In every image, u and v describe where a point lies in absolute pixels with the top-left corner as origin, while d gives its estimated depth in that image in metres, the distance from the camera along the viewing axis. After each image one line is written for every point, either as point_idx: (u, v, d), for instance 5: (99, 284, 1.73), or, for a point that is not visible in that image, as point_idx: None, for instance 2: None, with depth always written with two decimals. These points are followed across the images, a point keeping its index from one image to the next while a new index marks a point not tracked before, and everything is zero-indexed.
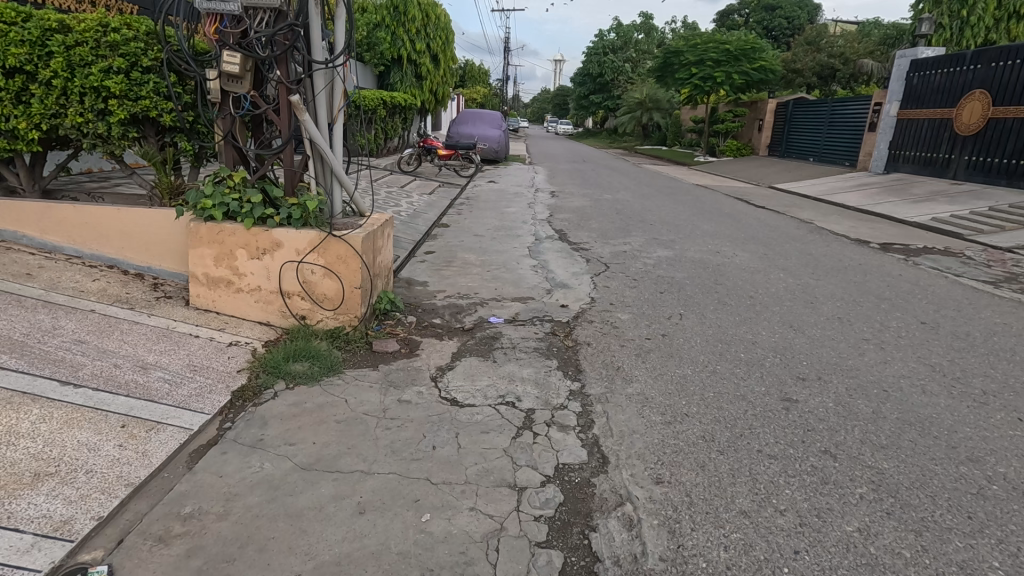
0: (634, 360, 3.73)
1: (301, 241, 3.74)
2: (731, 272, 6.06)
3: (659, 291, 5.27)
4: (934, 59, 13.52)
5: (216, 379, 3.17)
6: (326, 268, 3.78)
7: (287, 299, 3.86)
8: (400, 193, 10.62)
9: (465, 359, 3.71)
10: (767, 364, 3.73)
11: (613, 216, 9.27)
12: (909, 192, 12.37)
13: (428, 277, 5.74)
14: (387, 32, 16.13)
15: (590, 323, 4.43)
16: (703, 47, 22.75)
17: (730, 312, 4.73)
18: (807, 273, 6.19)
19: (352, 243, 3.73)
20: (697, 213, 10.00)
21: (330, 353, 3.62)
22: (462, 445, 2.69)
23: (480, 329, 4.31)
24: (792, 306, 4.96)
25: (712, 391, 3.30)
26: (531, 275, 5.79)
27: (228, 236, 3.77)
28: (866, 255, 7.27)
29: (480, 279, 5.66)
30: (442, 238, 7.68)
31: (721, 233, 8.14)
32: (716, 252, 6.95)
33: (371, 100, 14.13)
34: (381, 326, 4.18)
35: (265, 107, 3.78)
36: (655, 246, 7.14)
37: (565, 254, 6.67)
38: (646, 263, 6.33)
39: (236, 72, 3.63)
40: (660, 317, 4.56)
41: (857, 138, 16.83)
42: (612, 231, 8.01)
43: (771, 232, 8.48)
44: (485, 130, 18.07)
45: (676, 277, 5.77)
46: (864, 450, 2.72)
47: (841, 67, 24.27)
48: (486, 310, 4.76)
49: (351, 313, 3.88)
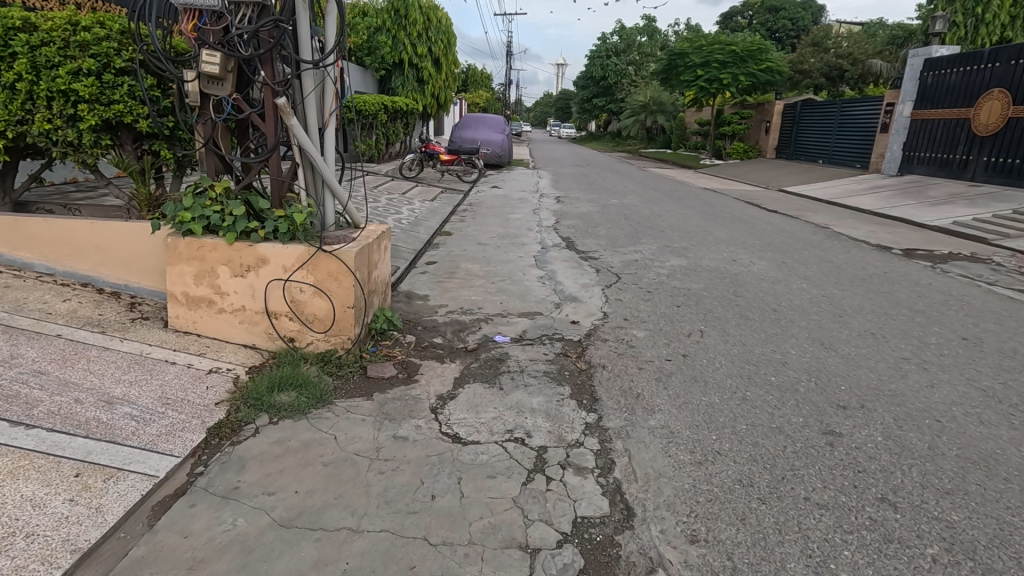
0: (655, 386, 3.39)
1: (288, 257, 3.42)
2: (750, 282, 5.72)
3: (676, 304, 4.93)
4: (949, 58, 13.17)
5: (190, 414, 2.84)
6: (316, 286, 3.47)
7: (274, 319, 3.55)
8: (401, 200, 10.33)
9: (469, 386, 3.37)
10: (801, 389, 3.38)
11: (621, 222, 8.94)
12: (926, 194, 11.99)
13: (429, 290, 5.42)
14: (388, 35, 15.89)
15: (604, 342, 4.09)
16: (709, 48, 22.45)
17: (754, 327, 4.39)
18: (831, 282, 5.83)
19: (344, 259, 3.41)
20: (709, 218, 9.66)
21: (321, 381, 3.29)
22: (465, 494, 2.36)
23: (485, 350, 3.98)
24: (820, 320, 4.62)
25: (744, 424, 2.95)
26: (538, 287, 5.46)
27: (209, 252, 3.44)
28: (890, 262, 6.91)
29: (485, 292, 5.33)
30: (444, 247, 7.37)
31: (736, 239, 7.79)
32: (732, 260, 6.61)
33: (372, 105, 13.85)
34: (377, 348, 3.86)
35: (249, 111, 3.47)
36: (667, 254, 6.80)
37: (573, 263, 6.34)
38: (659, 273, 5.99)
39: (217, 73, 3.30)
40: (679, 334, 4.21)
41: (869, 140, 16.46)
42: (621, 238, 7.68)
43: (787, 238, 8.13)
44: (488, 134, 17.77)
45: (692, 288, 5.44)
46: (926, 497, 2.38)
47: (850, 67, 23.90)
48: (491, 328, 4.43)
49: (343, 335, 3.56)
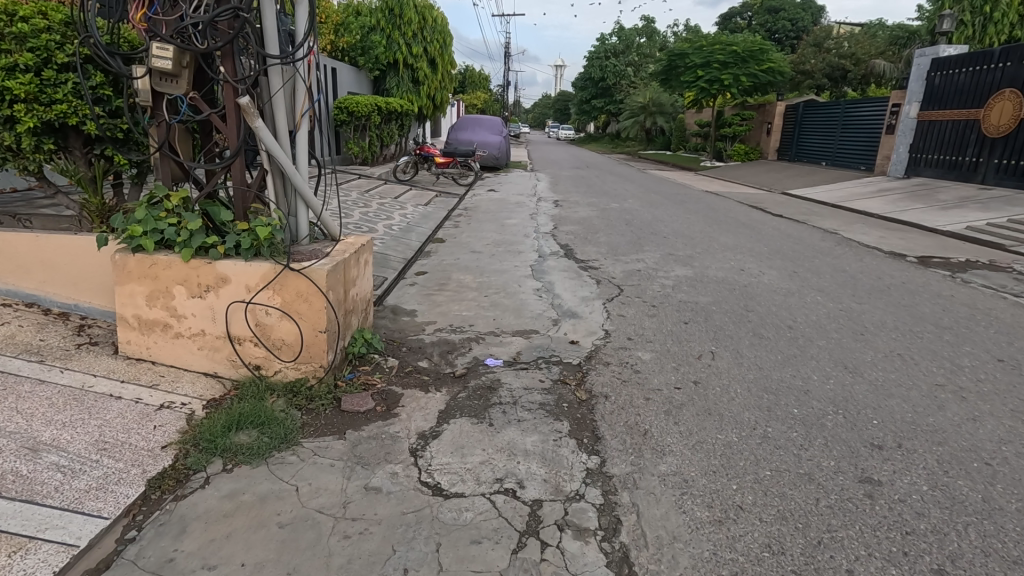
0: (665, 421, 3.01)
1: (251, 276, 3.05)
2: (760, 294, 5.36)
3: (683, 320, 4.57)
4: (957, 57, 12.82)
5: (128, 461, 2.46)
6: (284, 309, 3.09)
7: (238, 345, 3.17)
8: (393, 204, 9.95)
9: (455, 422, 2.99)
10: (828, 423, 3.00)
11: (622, 228, 8.57)
12: (936, 198, 11.63)
13: (418, 305, 5.04)
14: (382, 35, 15.51)
15: (606, 366, 3.71)
16: (709, 49, 22.11)
17: (771, 348, 4.02)
18: (847, 294, 5.46)
19: (314, 278, 3.03)
20: (713, 223, 9.29)
21: (288, 417, 2.92)
22: (443, 568, 1.98)
23: (474, 376, 3.60)
24: (840, 338, 4.24)
25: (768, 469, 2.58)
26: (534, 300, 5.09)
27: (163, 270, 3.06)
28: (907, 271, 6.54)
29: (477, 306, 4.96)
30: (436, 256, 6.99)
31: (743, 247, 7.42)
32: (740, 270, 6.24)
33: (365, 107, 13.47)
34: (356, 375, 3.48)
35: (208, 111, 3.09)
36: (671, 263, 6.44)
37: (572, 274, 5.96)
38: (664, 284, 5.62)
39: (170, 69, 2.93)
40: (688, 356, 3.84)
41: (874, 141, 16.12)
42: (623, 246, 7.31)
43: (795, 245, 7.77)
44: (485, 136, 17.40)
45: (700, 301, 5.07)
46: (991, 569, 2.01)
47: (852, 67, 23.54)
48: (482, 349, 4.04)
49: (315, 362, 3.18)
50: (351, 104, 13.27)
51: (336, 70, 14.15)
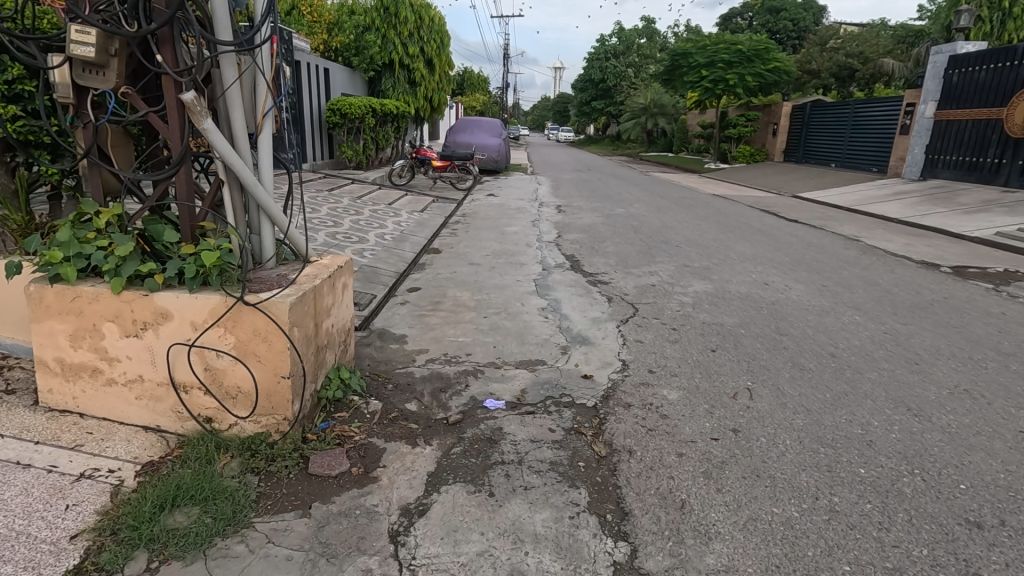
0: (705, 488, 2.45)
1: (198, 311, 2.49)
2: (792, 314, 4.80)
3: (710, 348, 4.01)
4: (977, 54, 12.29)
5: (21, 561, 1.92)
6: (238, 349, 2.54)
7: (184, 394, 2.61)
8: (387, 211, 9.40)
9: (446, 491, 2.43)
10: (906, 490, 2.45)
11: (630, 236, 8.03)
12: (957, 201, 11.09)
13: (408, 328, 4.50)
14: (377, 35, 14.99)
15: (626, 409, 3.16)
16: (713, 48, 21.58)
17: (816, 382, 3.47)
18: (887, 312, 4.91)
19: (274, 312, 2.48)
20: (727, 230, 8.75)
21: (240, 487, 2.36)
22: None
23: (471, 422, 3.04)
24: (894, 368, 3.69)
25: (847, 565, 2.02)
26: (539, 323, 4.54)
27: (88, 304, 2.51)
28: (945, 283, 6.00)
29: (475, 331, 4.41)
30: (431, 268, 6.45)
31: (762, 257, 6.87)
32: (764, 285, 5.69)
33: (359, 109, 12.93)
34: (331, 424, 2.92)
35: (145, 110, 2.53)
36: (687, 277, 5.88)
37: (580, 290, 5.40)
38: (682, 302, 5.07)
39: (93, 57, 2.36)
40: (722, 396, 3.29)
41: (886, 142, 15.59)
42: (633, 256, 6.76)
43: (818, 254, 7.22)
44: (484, 139, 16.86)
45: (726, 323, 4.51)
46: None
47: (860, 67, 22.96)
48: (481, 386, 3.48)
49: (277, 414, 2.62)
50: (344, 106, 12.74)
51: (330, 71, 13.63)
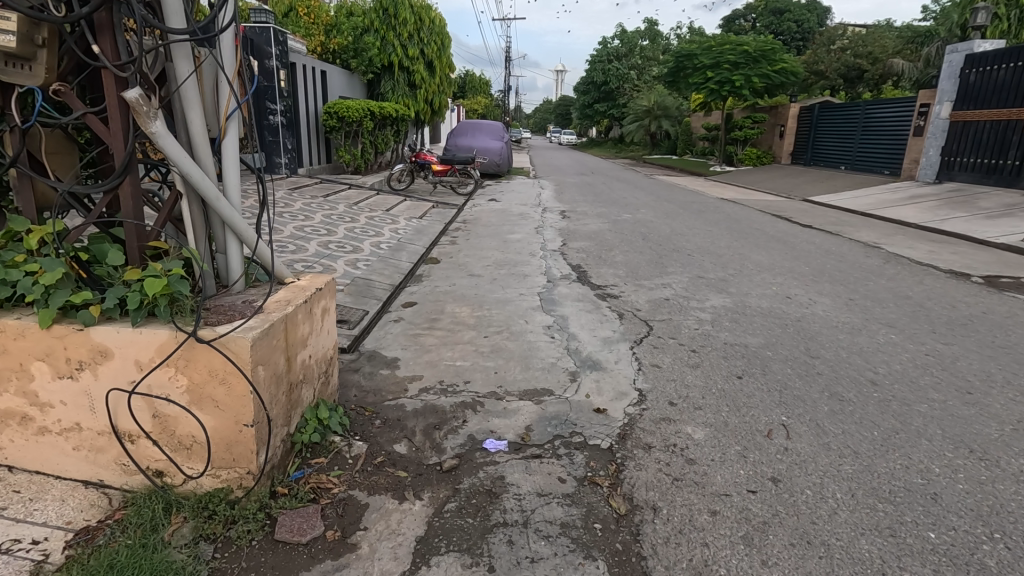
0: (747, 559, 2.05)
1: (143, 347, 2.10)
2: (821, 332, 4.39)
3: (735, 374, 3.60)
4: (995, 53, 11.88)
5: None
6: (191, 391, 2.14)
7: (129, 444, 2.22)
8: (384, 218, 9.02)
9: (438, 565, 2.04)
10: (989, 562, 2.05)
11: (639, 244, 7.62)
12: (977, 205, 10.66)
13: (401, 350, 4.11)
14: (376, 36, 14.57)
15: (646, 452, 2.76)
16: (718, 49, 21.21)
17: (860, 418, 3.06)
18: (925, 329, 4.50)
19: (234, 349, 2.09)
20: (740, 237, 8.34)
21: (188, 563, 1.95)
22: None
23: (469, 470, 2.64)
24: (946, 399, 3.28)
25: None
26: (546, 344, 4.14)
27: (14, 340, 2.12)
28: (979, 295, 5.59)
29: (475, 353, 4.01)
30: (429, 280, 6.06)
31: (781, 267, 6.48)
32: (786, 298, 5.28)
33: (357, 112, 12.56)
34: (306, 473, 2.52)
35: (82, 110, 2.14)
36: (703, 290, 5.48)
37: (588, 305, 5.00)
38: (700, 319, 4.67)
39: (17, 48, 1.99)
40: (755, 435, 2.89)
41: (899, 144, 15.18)
42: (643, 266, 6.37)
43: (839, 263, 6.82)
44: (486, 142, 16.49)
45: (750, 343, 4.10)
46: None
47: (869, 67, 22.54)
48: (480, 423, 3.07)
49: (239, 467, 2.22)
50: (341, 109, 12.35)
51: (327, 73, 13.30)
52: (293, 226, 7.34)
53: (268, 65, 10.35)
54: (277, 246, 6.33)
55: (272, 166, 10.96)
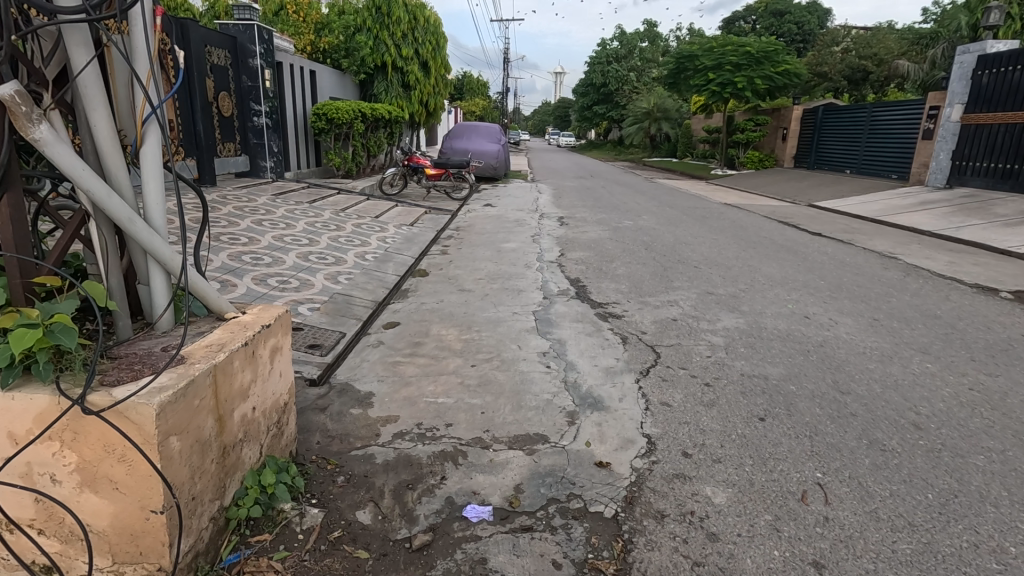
0: None
1: (18, 416, 1.64)
2: (848, 360, 3.93)
3: (757, 415, 3.13)
4: (1010, 53, 11.46)
5: None
6: (82, 470, 1.68)
7: (10, 533, 1.76)
8: (373, 225, 8.56)
9: None
10: None
11: (643, 255, 7.16)
12: (993, 211, 10.23)
13: (376, 383, 3.64)
14: (369, 35, 14.14)
15: (659, 523, 2.29)
16: (720, 50, 20.83)
17: (910, 475, 2.60)
18: (963, 357, 4.04)
19: (133, 417, 1.62)
20: (748, 247, 7.89)
21: None
22: None
23: (443, 549, 2.17)
24: (1006, 449, 2.82)
25: None
26: (541, 376, 3.67)
27: None
28: (1014, 314, 5.14)
29: (460, 387, 3.55)
30: (415, 295, 5.60)
31: (795, 281, 6.04)
32: (805, 318, 4.82)
33: (347, 114, 12.04)
34: (243, 555, 2.06)
35: None
36: (713, 309, 5.01)
37: (587, 327, 4.54)
38: (712, 344, 4.22)
39: None
40: (789, 500, 2.43)
41: (907, 147, 14.76)
42: (647, 281, 5.91)
43: (857, 277, 6.38)
44: (482, 145, 16.04)
45: (771, 375, 3.63)
46: None
47: (874, 68, 22.14)
48: (460, 480, 2.60)
49: (149, 562, 1.75)
50: (331, 110, 11.82)
51: (316, 73, 12.84)
52: (272, 235, 6.85)
53: (252, 64, 9.88)
54: (251, 258, 5.84)
55: (257, 170, 10.47)
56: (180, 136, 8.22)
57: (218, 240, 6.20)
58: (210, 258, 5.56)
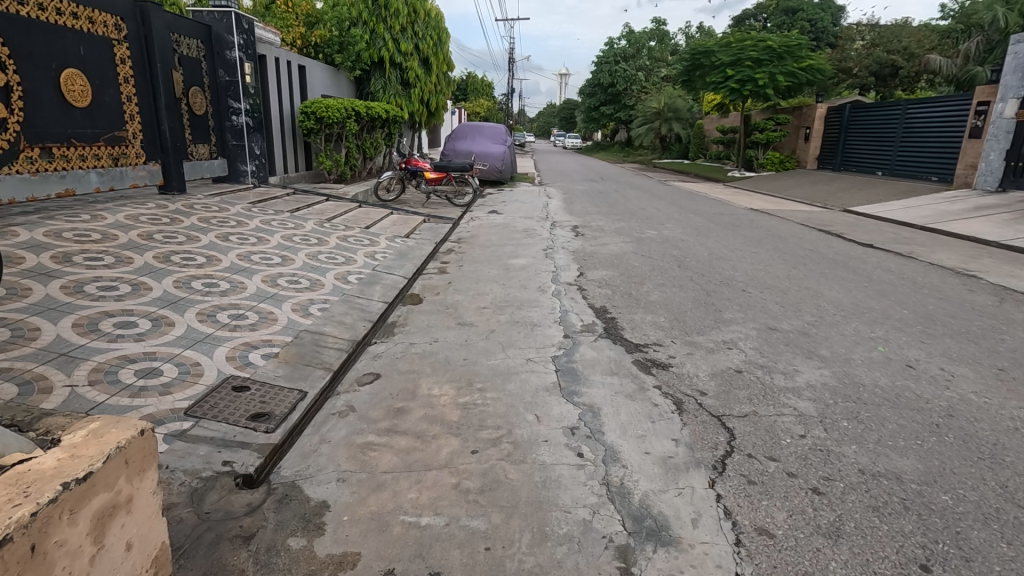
0: None
1: None
2: (1001, 442, 2.79)
3: (916, 562, 2.01)
4: None
5: None
6: None
7: None
8: (362, 238, 7.48)
9: None
10: None
11: (677, 274, 6.04)
12: None
13: (334, 486, 2.52)
14: (365, 29, 13.03)
15: None
16: (738, 46, 19.67)
17: None
18: None
19: None
20: (796, 263, 6.76)
21: None
22: None
23: None
24: None
25: None
26: (573, 476, 2.54)
27: None
28: None
29: (456, 495, 2.43)
30: (403, 331, 4.49)
31: (872, 311, 4.89)
32: (909, 369, 3.68)
33: (339, 112, 10.92)
34: None
35: None
36: (785, 355, 3.88)
37: (626, 386, 3.39)
38: (800, 414, 3.08)
39: None
40: None
41: (950, 147, 13.55)
42: (691, 311, 4.78)
43: (943, 303, 5.23)
44: (485, 146, 14.92)
45: (907, 475, 2.50)
46: None
47: (905, 63, 20.88)
48: None
49: None
50: (320, 108, 10.70)
51: (306, 69, 11.78)
52: (238, 253, 5.76)
53: (229, 56, 8.77)
54: (204, 284, 4.74)
55: (236, 175, 9.39)
56: (140, 136, 7.11)
57: (167, 260, 5.10)
58: (149, 285, 4.46)
